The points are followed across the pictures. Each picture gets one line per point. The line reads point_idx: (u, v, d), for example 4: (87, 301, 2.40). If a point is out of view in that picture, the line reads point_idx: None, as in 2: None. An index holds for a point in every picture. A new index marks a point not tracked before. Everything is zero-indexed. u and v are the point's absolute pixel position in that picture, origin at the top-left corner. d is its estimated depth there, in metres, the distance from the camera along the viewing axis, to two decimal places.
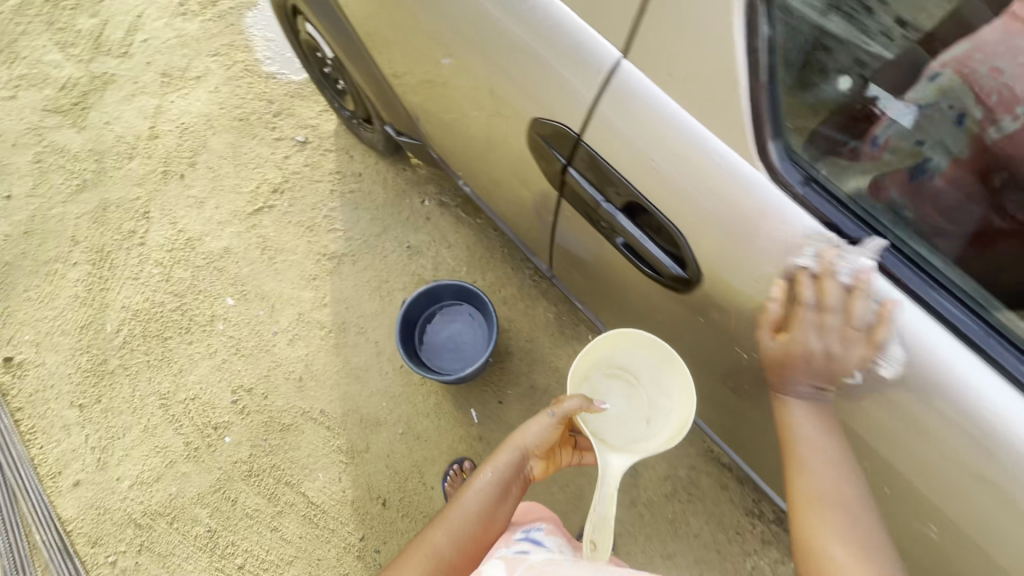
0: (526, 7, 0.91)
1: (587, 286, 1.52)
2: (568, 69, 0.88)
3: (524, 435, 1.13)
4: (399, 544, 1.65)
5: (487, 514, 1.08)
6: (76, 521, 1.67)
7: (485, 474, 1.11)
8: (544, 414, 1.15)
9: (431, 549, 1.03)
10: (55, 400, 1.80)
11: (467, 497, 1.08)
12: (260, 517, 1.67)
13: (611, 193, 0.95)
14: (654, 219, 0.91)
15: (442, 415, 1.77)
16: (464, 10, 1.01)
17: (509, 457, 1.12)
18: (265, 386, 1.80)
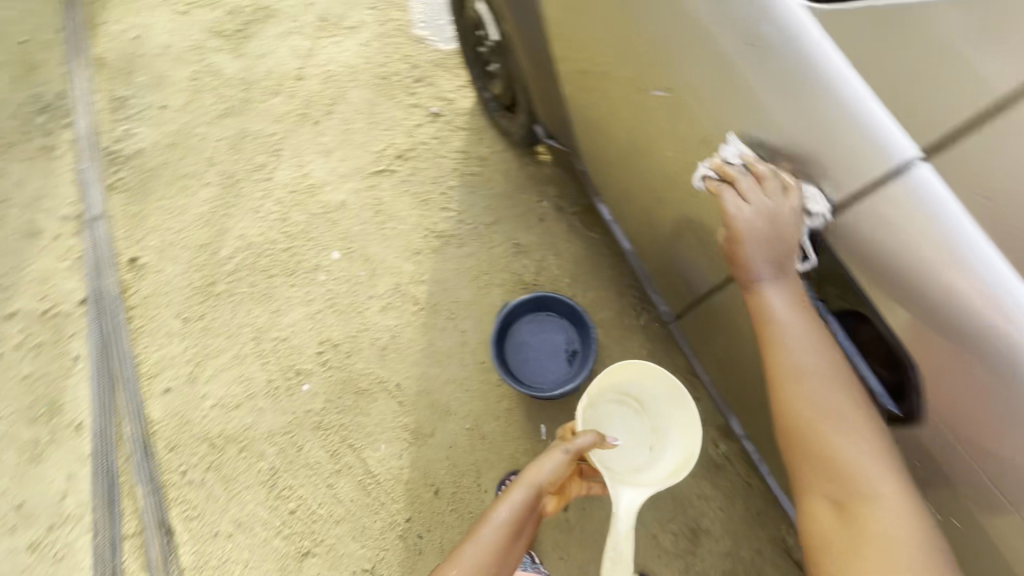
0: (806, 80, 0.75)
1: (704, 338, 1.42)
2: (843, 171, 0.75)
3: (537, 472, 1.10)
4: (442, 536, 1.65)
5: (502, 553, 1.04)
6: (161, 424, 1.78)
7: (500, 512, 1.06)
8: (555, 450, 1.13)
9: None
10: (164, 307, 1.91)
11: (483, 536, 1.03)
12: (320, 469, 1.72)
13: (831, 294, 0.88)
14: (883, 342, 0.82)
15: (512, 421, 1.74)
16: (710, 53, 0.85)
17: (525, 496, 1.08)
18: (350, 345, 1.84)
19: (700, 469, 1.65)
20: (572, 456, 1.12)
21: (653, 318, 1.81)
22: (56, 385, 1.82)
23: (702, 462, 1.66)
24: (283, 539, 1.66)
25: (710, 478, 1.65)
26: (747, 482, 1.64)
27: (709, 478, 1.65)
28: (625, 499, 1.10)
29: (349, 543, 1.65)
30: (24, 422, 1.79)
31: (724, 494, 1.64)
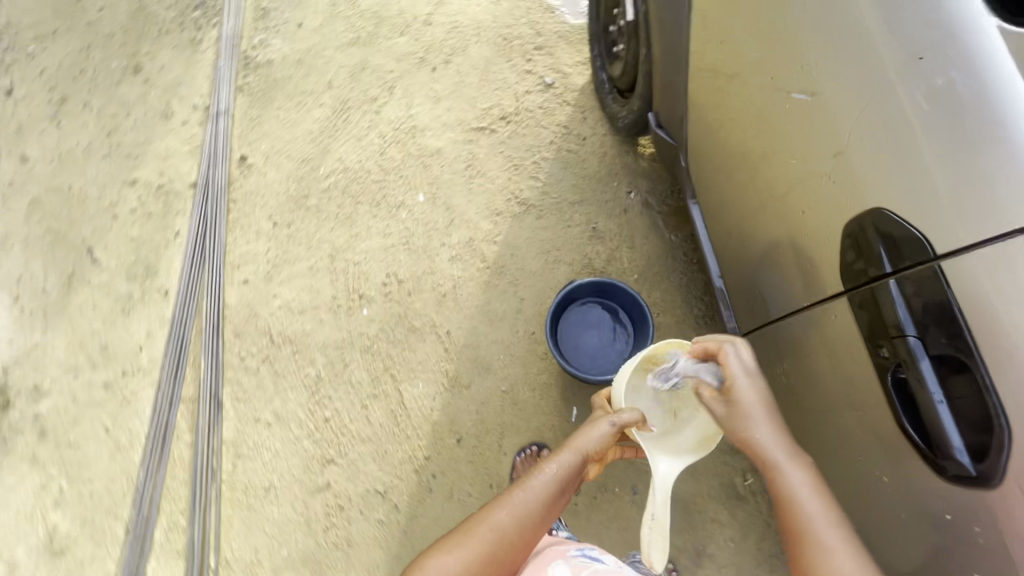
0: (959, 119, 0.81)
1: (765, 365, 1.38)
2: (970, 208, 0.80)
3: (585, 441, 1.11)
4: (454, 482, 1.71)
5: (546, 506, 1.11)
6: (233, 310, 1.94)
7: (547, 470, 1.11)
8: (602, 421, 1.13)
9: (493, 525, 1.08)
10: (259, 207, 2.06)
11: (530, 487, 1.11)
12: (359, 390, 1.82)
13: (932, 334, 0.87)
14: (972, 387, 0.83)
15: (547, 396, 1.77)
16: (866, 72, 0.90)
17: (572, 460, 1.11)
18: (413, 284, 1.91)
19: (722, 495, 1.61)
20: (617, 430, 1.11)
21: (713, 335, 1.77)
22: (155, 252, 2.02)
23: (727, 490, 1.61)
24: (312, 441, 1.78)
25: (729, 507, 1.61)
26: (767, 522, 1.59)
27: (729, 507, 1.61)
28: (664, 468, 1.10)
29: (369, 463, 1.75)
30: (122, 276, 2.00)
31: (739, 526, 1.60)
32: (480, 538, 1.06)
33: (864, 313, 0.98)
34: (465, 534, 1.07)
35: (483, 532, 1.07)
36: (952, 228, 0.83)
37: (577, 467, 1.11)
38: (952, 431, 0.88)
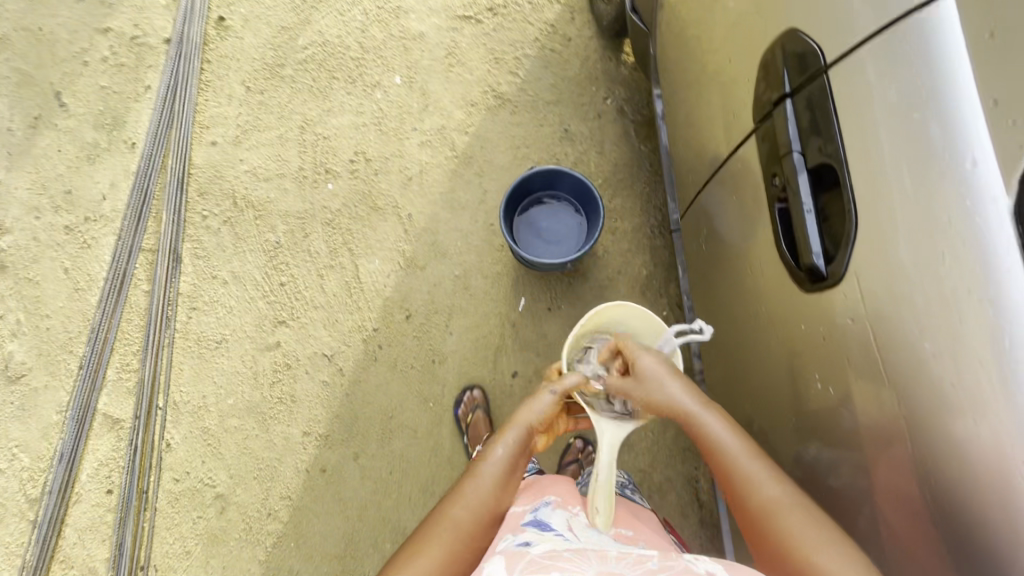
0: None
1: (698, 263, 1.44)
2: (863, 14, 0.81)
3: (528, 413, 1.04)
4: (398, 354, 1.79)
5: (500, 489, 0.98)
6: (200, 170, 1.95)
7: (497, 453, 1.00)
8: (544, 390, 1.06)
9: (449, 526, 0.93)
10: (234, 71, 2.03)
11: (483, 477, 0.98)
12: (317, 260, 1.86)
13: (813, 145, 0.90)
14: (839, 194, 0.86)
15: (497, 285, 1.82)
16: None
17: (520, 436, 1.02)
18: (381, 165, 1.92)
19: None
20: (560, 396, 1.05)
21: (663, 246, 1.82)
22: (125, 104, 1.99)
23: None
24: (267, 302, 1.84)
25: None
26: None
27: None
28: (610, 429, 1.00)
29: (319, 328, 1.81)
30: (90, 124, 1.98)
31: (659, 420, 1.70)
32: (441, 540, 0.91)
33: (766, 144, 1.00)
34: (420, 546, 0.91)
35: (439, 539, 0.92)
36: (846, 31, 0.83)
37: (527, 442, 1.03)
38: (812, 237, 0.90)
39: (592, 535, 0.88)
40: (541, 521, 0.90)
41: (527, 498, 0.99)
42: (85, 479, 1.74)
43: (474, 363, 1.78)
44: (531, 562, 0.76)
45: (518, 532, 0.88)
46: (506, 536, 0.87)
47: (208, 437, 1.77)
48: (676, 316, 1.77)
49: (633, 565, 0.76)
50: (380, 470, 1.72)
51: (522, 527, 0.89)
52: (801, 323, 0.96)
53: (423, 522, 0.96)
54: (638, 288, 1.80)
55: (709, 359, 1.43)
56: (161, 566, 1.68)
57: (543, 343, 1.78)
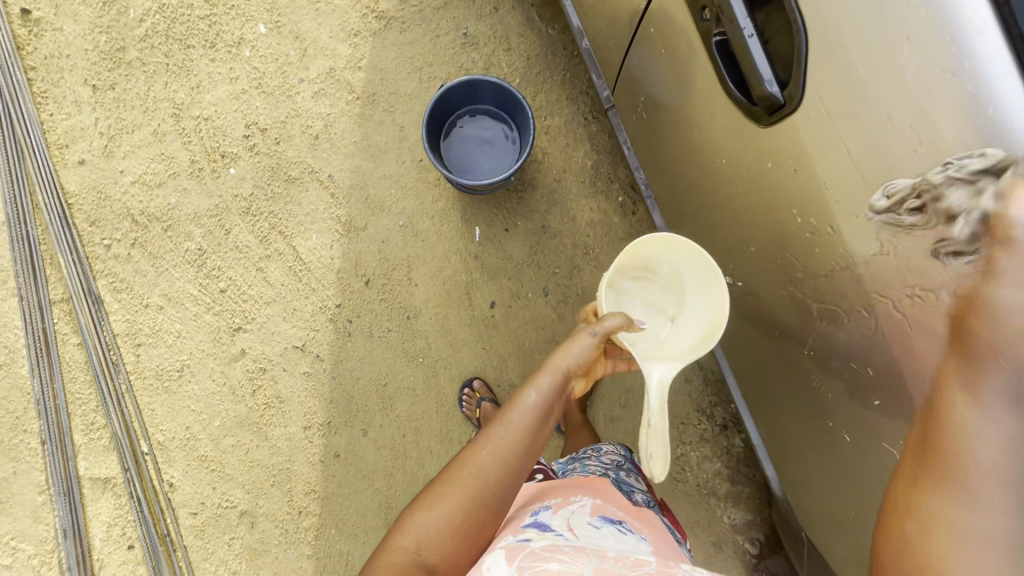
0: None
1: (640, 137, 1.38)
2: None
3: (565, 356, 0.98)
4: (371, 323, 1.71)
5: (531, 435, 0.93)
6: (79, 197, 1.70)
7: (528, 397, 0.94)
8: (584, 332, 1.00)
9: (474, 471, 0.89)
10: (69, 72, 1.72)
11: (513, 422, 0.93)
12: (250, 254, 1.71)
13: None
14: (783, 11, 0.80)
15: (446, 222, 1.73)
16: None
17: (554, 380, 0.97)
18: (279, 132, 1.72)
19: None
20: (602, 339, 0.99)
21: (600, 130, 1.74)
22: None
23: None
24: (214, 314, 1.70)
25: None
26: None
27: None
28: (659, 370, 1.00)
29: (279, 322, 1.70)
30: None
31: None
32: (465, 488, 0.88)
33: None
34: (442, 489, 0.89)
35: (463, 484, 0.88)
36: None
37: (561, 388, 0.97)
38: (762, 64, 0.84)
39: (593, 532, 0.84)
40: (541, 522, 0.86)
41: (528, 503, 0.97)
42: (100, 543, 1.67)
43: (450, 307, 1.72)
44: (530, 553, 0.74)
45: (518, 532, 0.84)
46: (506, 538, 0.83)
47: (208, 463, 1.70)
48: (633, 198, 1.74)
49: (632, 568, 0.76)
50: (393, 436, 1.71)
51: (522, 529, 0.85)
52: (766, 164, 0.93)
53: (450, 463, 0.92)
54: (588, 181, 1.74)
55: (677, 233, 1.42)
56: None
57: (511, 266, 1.73)
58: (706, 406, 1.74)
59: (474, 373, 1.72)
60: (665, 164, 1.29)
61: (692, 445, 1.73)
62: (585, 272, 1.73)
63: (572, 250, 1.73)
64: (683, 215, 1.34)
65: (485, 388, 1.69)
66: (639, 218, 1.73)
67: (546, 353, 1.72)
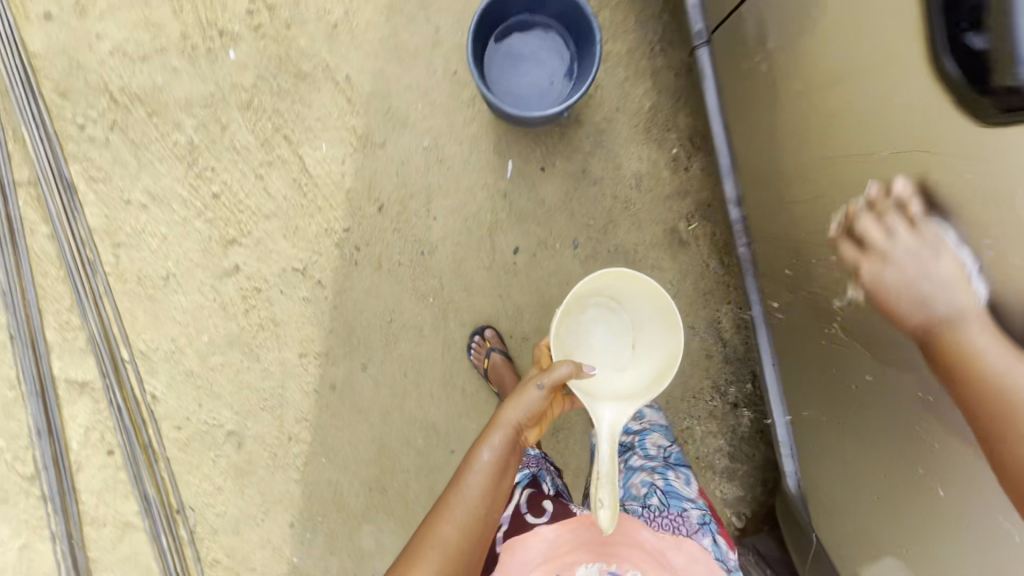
0: None
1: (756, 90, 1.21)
2: None
3: (513, 412, 1.00)
4: (380, 254, 1.55)
5: (489, 495, 0.97)
6: (46, 61, 1.44)
7: (482, 459, 0.98)
8: (530, 385, 1.02)
9: (437, 547, 0.91)
10: None
11: (469, 489, 0.95)
12: (248, 158, 1.49)
13: None
14: None
15: (477, 152, 1.53)
16: None
17: (505, 437, 1.00)
18: (291, 14, 1.46)
19: (663, 241, 1.58)
20: (549, 389, 1.01)
21: (665, 66, 1.53)
22: None
23: (667, 234, 1.58)
24: (205, 222, 1.52)
25: (668, 254, 1.59)
26: (707, 264, 1.59)
27: (668, 252, 1.59)
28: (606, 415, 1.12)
29: (278, 241, 1.53)
30: None
31: (676, 270, 1.60)
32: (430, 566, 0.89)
33: None
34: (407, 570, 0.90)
35: (427, 560, 0.90)
36: None
37: (515, 440, 1.01)
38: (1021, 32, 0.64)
39: None
40: None
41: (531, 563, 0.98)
42: (77, 446, 1.60)
43: (469, 248, 1.57)
44: None
45: None
46: None
47: (195, 379, 1.60)
48: (688, 151, 1.55)
49: None
50: (393, 374, 1.63)
51: None
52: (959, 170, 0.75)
53: (411, 541, 0.94)
54: (643, 125, 1.54)
55: (772, 212, 1.24)
56: (198, 505, 1.67)
57: (541, 211, 1.56)
58: (721, 384, 1.68)
59: (486, 321, 1.61)
60: (787, 129, 1.12)
61: (699, 421, 1.69)
62: (622, 229, 1.58)
63: (611, 202, 1.56)
64: (785, 194, 1.17)
65: (496, 339, 1.58)
66: (691, 175, 1.56)
67: None
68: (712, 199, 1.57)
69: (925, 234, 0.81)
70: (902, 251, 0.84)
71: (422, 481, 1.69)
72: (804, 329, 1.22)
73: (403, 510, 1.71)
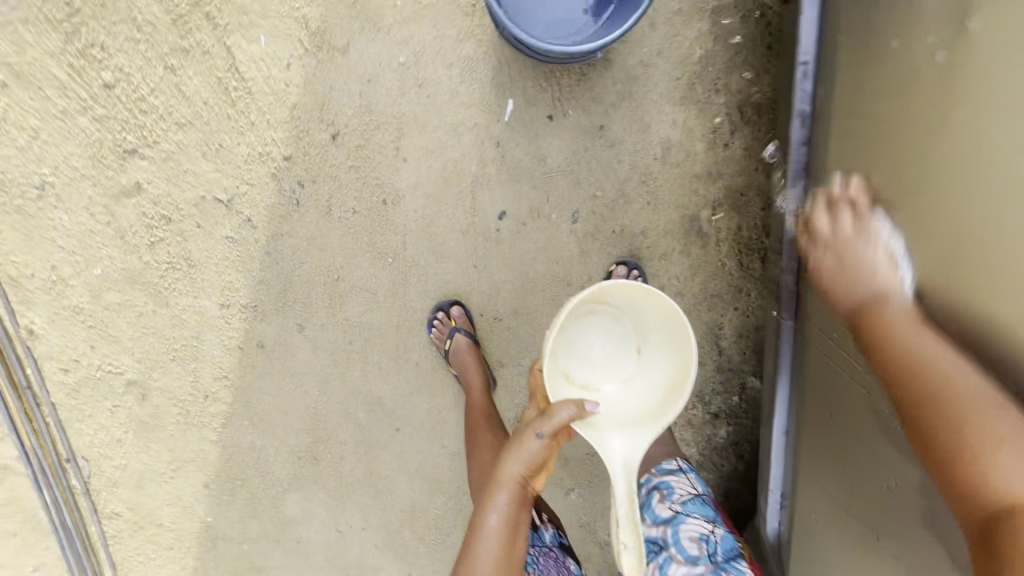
0: None
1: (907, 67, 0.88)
2: None
3: (512, 466, 0.95)
4: (330, 195, 1.23)
5: (504, 562, 0.95)
6: None
7: (488, 526, 0.95)
8: (527, 435, 0.95)
9: None
10: None
11: (481, 562, 0.93)
12: (155, 40, 1.13)
13: None
14: None
15: (469, 81, 1.19)
16: None
17: (510, 495, 0.95)
18: None
19: (678, 227, 1.32)
20: (549, 438, 0.94)
21: (732, 5, 1.20)
22: None
23: (686, 221, 1.32)
24: (94, 121, 1.15)
25: (681, 243, 1.34)
26: (723, 263, 1.35)
27: (682, 242, 1.34)
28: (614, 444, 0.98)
29: (196, 160, 1.19)
30: None
31: (687, 264, 1.36)
32: None
33: None
34: None
35: None
36: None
37: (522, 493, 0.96)
38: None
39: None
40: None
41: None
42: None
43: (444, 204, 1.26)
44: None
45: None
46: None
47: (84, 318, 1.29)
48: (734, 123, 1.24)
49: None
50: (336, 339, 1.37)
51: None
52: None
53: None
54: (686, 80, 1.22)
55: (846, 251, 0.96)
56: (91, 456, 1.43)
57: (540, 170, 1.25)
58: (709, 396, 1.50)
59: (453, 296, 1.34)
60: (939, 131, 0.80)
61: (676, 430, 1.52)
62: (634, 207, 1.30)
63: (627, 173, 1.27)
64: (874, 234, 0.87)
65: (463, 319, 1.34)
66: (730, 154, 1.26)
67: (550, 292, 1.36)
68: (747, 187, 1.29)
69: (866, 224, 0.96)
70: (841, 236, 0.99)
71: (361, 455, 1.51)
72: (845, 402, 0.98)
73: (336, 482, 1.53)
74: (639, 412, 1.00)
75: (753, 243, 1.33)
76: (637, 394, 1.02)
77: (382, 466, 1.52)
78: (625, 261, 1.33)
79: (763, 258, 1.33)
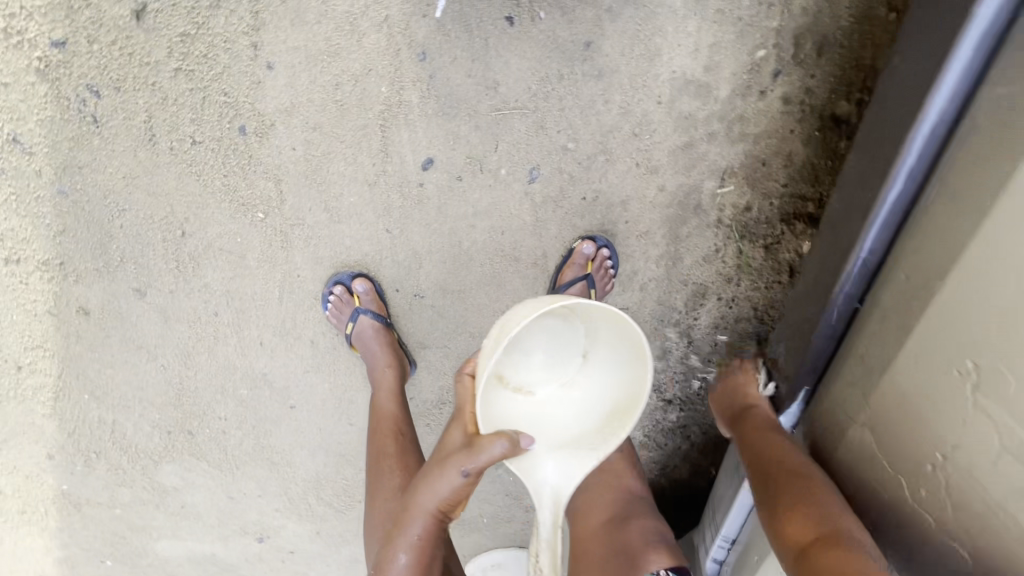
0: None
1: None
2: None
3: (426, 500, 0.69)
4: (132, 108, 0.83)
5: None
6: None
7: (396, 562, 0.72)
8: (445, 470, 0.67)
9: None
10: None
11: None
12: None
13: None
14: None
15: None
16: None
17: (423, 528, 0.71)
18: None
19: (674, 198, 0.95)
20: (472, 479, 0.67)
21: None
22: None
23: (682, 194, 0.94)
24: None
25: (669, 223, 0.97)
26: (718, 252, 0.98)
27: (675, 219, 0.96)
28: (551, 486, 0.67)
29: None
30: None
31: (674, 247, 0.99)
32: None
33: None
34: None
35: None
36: None
37: (440, 527, 0.72)
38: None
39: None
40: None
41: None
42: None
43: (341, 142, 0.87)
44: None
45: None
46: None
47: None
48: (782, 60, 0.86)
49: None
50: (193, 309, 1.00)
51: None
52: None
53: None
54: None
55: (922, 347, 0.53)
56: None
57: (486, 100, 0.86)
58: None
59: (357, 268, 0.98)
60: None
61: None
62: (617, 167, 0.92)
63: (614, 119, 0.89)
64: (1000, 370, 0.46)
65: (371, 297, 0.99)
66: (763, 107, 0.88)
67: (492, 268, 0.99)
68: (771, 154, 0.91)
69: None
70: None
71: (247, 432, 1.20)
72: None
73: (221, 457, 1.24)
74: (578, 433, 0.69)
75: (756, 225, 0.96)
76: (579, 401, 0.70)
77: (276, 442, 1.23)
78: (594, 236, 0.97)
79: (766, 246, 0.97)
